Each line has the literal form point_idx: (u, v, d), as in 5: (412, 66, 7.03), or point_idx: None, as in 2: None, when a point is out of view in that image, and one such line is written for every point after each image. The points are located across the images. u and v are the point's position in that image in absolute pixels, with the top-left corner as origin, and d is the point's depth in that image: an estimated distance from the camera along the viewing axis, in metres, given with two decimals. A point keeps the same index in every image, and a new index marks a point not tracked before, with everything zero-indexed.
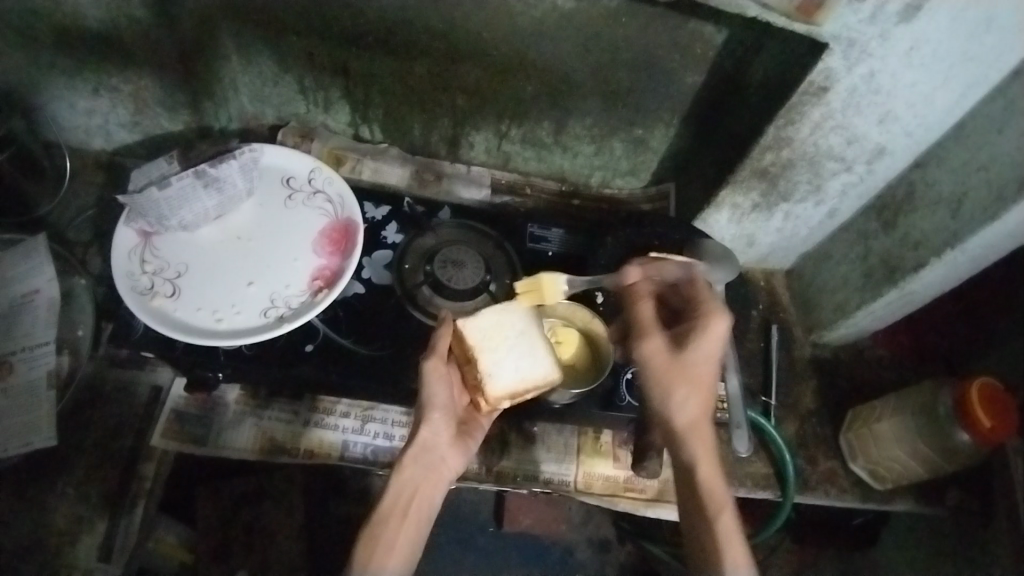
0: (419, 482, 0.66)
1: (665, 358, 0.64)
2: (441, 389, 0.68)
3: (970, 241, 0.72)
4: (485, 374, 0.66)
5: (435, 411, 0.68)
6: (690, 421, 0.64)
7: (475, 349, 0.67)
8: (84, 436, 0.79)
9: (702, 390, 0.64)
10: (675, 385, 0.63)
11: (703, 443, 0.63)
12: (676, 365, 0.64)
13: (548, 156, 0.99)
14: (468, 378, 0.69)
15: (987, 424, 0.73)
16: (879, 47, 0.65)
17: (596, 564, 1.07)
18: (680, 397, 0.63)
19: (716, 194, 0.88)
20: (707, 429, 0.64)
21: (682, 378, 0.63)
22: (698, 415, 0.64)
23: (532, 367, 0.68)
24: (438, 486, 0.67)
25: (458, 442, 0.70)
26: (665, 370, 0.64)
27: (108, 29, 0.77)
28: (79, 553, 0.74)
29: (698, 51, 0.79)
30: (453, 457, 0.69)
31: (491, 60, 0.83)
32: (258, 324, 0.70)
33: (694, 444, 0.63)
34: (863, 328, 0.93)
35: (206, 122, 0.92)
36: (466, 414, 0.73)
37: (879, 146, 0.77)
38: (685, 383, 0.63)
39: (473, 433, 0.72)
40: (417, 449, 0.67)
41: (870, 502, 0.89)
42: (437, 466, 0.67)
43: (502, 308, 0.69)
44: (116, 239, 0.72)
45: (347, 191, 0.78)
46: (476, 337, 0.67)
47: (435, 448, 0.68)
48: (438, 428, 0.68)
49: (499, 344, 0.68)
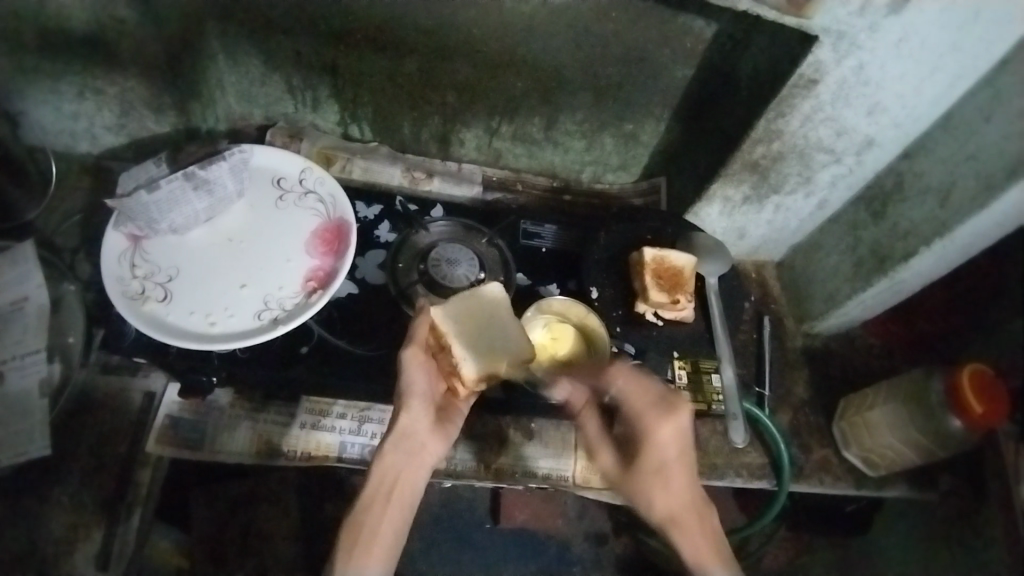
0: (401, 469, 0.64)
1: (614, 468, 0.69)
2: (421, 376, 0.66)
3: (959, 230, 0.72)
4: (460, 359, 0.66)
5: (414, 398, 0.66)
6: (673, 513, 0.64)
7: (448, 336, 0.66)
8: (78, 444, 0.78)
9: (673, 480, 0.64)
10: (642, 487, 0.65)
11: (692, 527, 0.64)
12: (652, 466, 0.65)
13: (540, 152, 0.99)
14: (443, 366, 0.68)
15: (980, 409, 0.74)
16: (868, 40, 0.66)
17: (593, 558, 1.08)
18: (655, 499, 0.64)
19: (708, 187, 0.88)
20: (692, 514, 0.64)
21: (644, 480, 0.65)
22: (675, 505, 0.64)
23: (506, 347, 0.68)
24: (421, 471, 0.65)
25: (439, 428, 0.68)
26: (620, 477, 0.68)
27: (92, 30, 0.76)
28: (75, 562, 0.74)
29: (688, 45, 0.80)
30: (435, 443, 0.67)
31: (481, 56, 0.83)
32: (252, 327, 0.69)
33: (682, 531, 0.64)
34: (853, 317, 0.94)
35: (193, 123, 0.91)
36: (445, 399, 0.70)
37: (868, 138, 0.78)
38: (653, 480, 0.65)
39: (453, 418, 0.69)
40: (396, 436, 0.65)
41: (863, 489, 0.91)
42: (419, 451, 0.65)
43: (468, 293, 0.69)
44: (105, 244, 0.71)
45: (338, 191, 0.78)
46: (446, 324, 0.67)
47: (415, 433, 0.66)
48: (418, 415, 0.66)
49: (471, 329, 0.68)
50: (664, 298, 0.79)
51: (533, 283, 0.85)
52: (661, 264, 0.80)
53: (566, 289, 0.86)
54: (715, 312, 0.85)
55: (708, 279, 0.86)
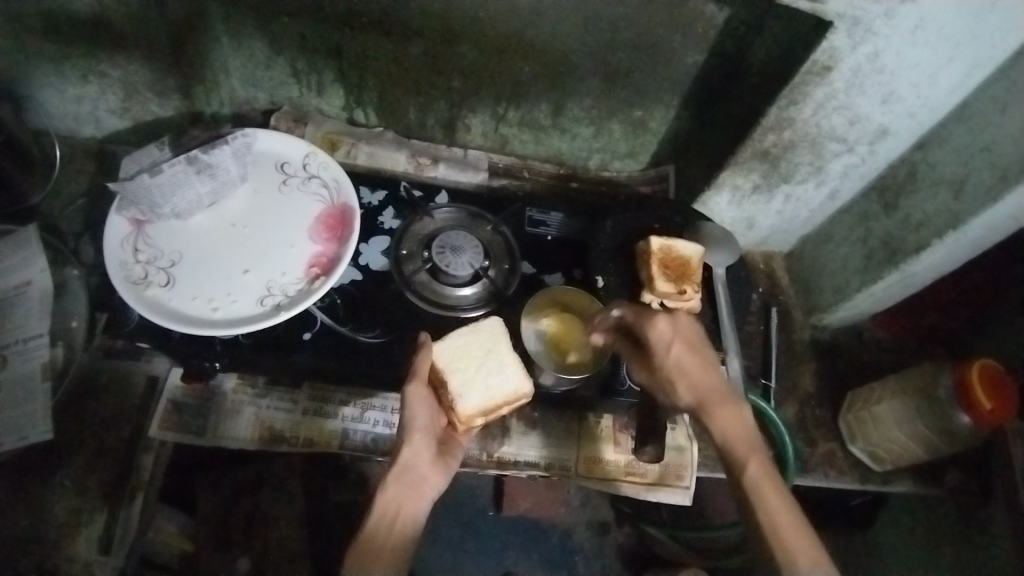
0: (403, 500, 0.63)
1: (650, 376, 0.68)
2: (422, 411, 0.67)
3: (972, 222, 0.71)
4: (456, 395, 0.68)
5: (416, 432, 0.66)
6: (696, 399, 0.63)
7: (445, 371, 0.69)
8: (81, 428, 0.78)
9: (688, 380, 0.64)
10: (664, 386, 0.66)
11: (716, 405, 0.62)
12: (669, 362, 0.65)
13: (546, 138, 0.97)
14: (443, 400, 0.70)
15: (988, 405, 0.73)
16: (883, 27, 0.64)
17: (596, 546, 1.08)
18: (672, 392, 0.65)
19: (716, 176, 0.87)
20: (715, 393, 0.62)
21: (664, 379, 0.65)
22: (696, 389, 0.63)
23: (501, 385, 0.69)
24: (422, 504, 0.64)
25: (439, 461, 0.68)
26: (653, 384, 0.67)
27: (95, 11, 0.75)
28: (78, 545, 0.74)
29: (699, 30, 0.78)
30: (435, 476, 0.67)
31: (488, 40, 0.81)
32: (255, 313, 0.69)
33: (710, 410, 0.62)
34: (862, 310, 0.92)
35: (197, 107, 0.90)
36: (444, 434, 0.72)
37: (882, 127, 0.76)
38: (668, 378, 0.65)
39: (453, 452, 0.70)
40: (398, 468, 0.64)
41: (869, 484, 0.90)
42: (419, 484, 0.65)
43: (469, 329, 0.71)
44: (107, 228, 0.70)
45: (342, 176, 0.77)
46: (444, 360, 0.69)
47: (416, 467, 0.65)
48: (420, 447, 0.66)
49: (468, 365, 0.69)
50: (671, 288, 0.77)
51: (539, 272, 0.84)
52: (668, 254, 0.78)
53: (571, 278, 0.85)
54: (722, 304, 0.83)
55: (715, 269, 0.85)
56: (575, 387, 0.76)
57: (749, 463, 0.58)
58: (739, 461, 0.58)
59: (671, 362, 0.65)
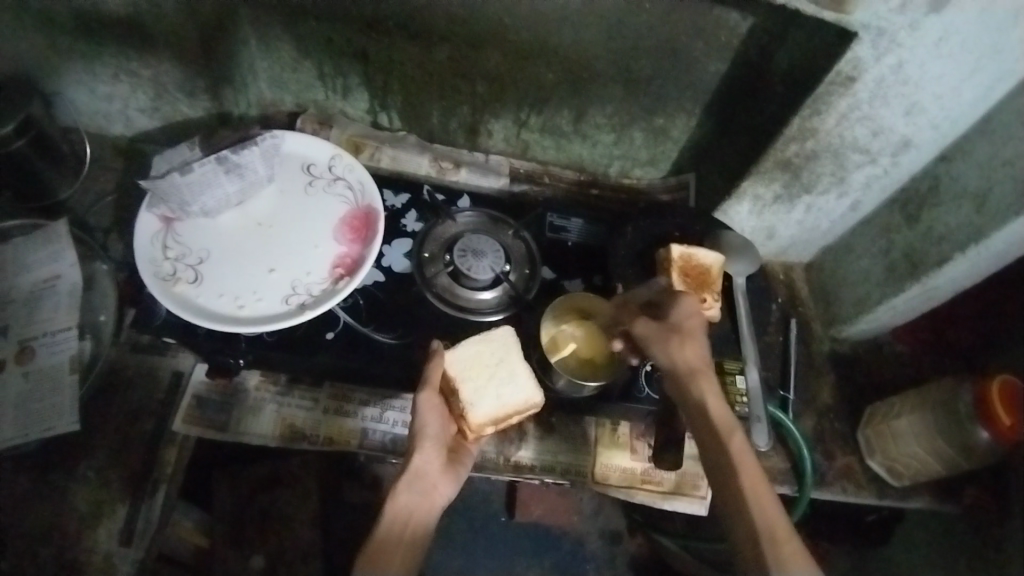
0: (414, 509, 0.63)
1: (655, 325, 0.69)
2: (433, 419, 0.68)
3: (995, 235, 0.71)
4: (468, 404, 0.68)
5: (427, 439, 0.67)
6: (693, 368, 0.66)
7: (457, 380, 0.69)
8: (105, 422, 0.80)
9: (700, 348, 0.67)
10: (670, 337, 0.67)
11: (711, 381, 0.66)
12: (688, 326, 0.68)
13: (568, 144, 0.98)
14: (454, 409, 0.70)
15: (1008, 421, 0.73)
16: (908, 38, 0.64)
17: (608, 556, 1.08)
18: (677, 346, 0.67)
19: (738, 185, 0.87)
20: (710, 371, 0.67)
21: (675, 331, 0.67)
22: (698, 356, 0.66)
23: (513, 395, 0.70)
24: (433, 512, 0.65)
25: (449, 469, 0.68)
26: (653, 334, 0.68)
27: (130, 11, 0.77)
28: (98, 537, 0.75)
29: (722, 39, 0.78)
30: (447, 484, 0.67)
31: (511, 47, 0.82)
32: (280, 311, 0.70)
33: (704, 382, 0.65)
34: (883, 322, 0.92)
35: (225, 108, 0.92)
36: (453, 442, 0.71)
37: (905, 138, 0.76)
38: (679, 334, 0.67)
39: (463, 460, 0.70)
40: (410, 476, 0.65)
41: (887, 498, 0.89)
42: (431, 492, 0.65)
43: (480, 337, 0.71)
44: (138, 225, 0.72)
45: (367, 178, 0.78)
46: (456, 368, 0.69)
47: (428, 474, 0.66)
48: (431, 455, 0.66)
49: (480, 375, 0.70)
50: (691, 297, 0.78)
51: (558, 277, 0.85)
52: (688, 262, 0.78)
53: (590, 284, 0.85)
54: (741, 314, 0.83)
55: (735, 279, 0.85)
56: (594, 395, 0.77)
57: (734, 435, 0.62)
58: (725, 434, 0.62)
59: (694, 330, 0.68)
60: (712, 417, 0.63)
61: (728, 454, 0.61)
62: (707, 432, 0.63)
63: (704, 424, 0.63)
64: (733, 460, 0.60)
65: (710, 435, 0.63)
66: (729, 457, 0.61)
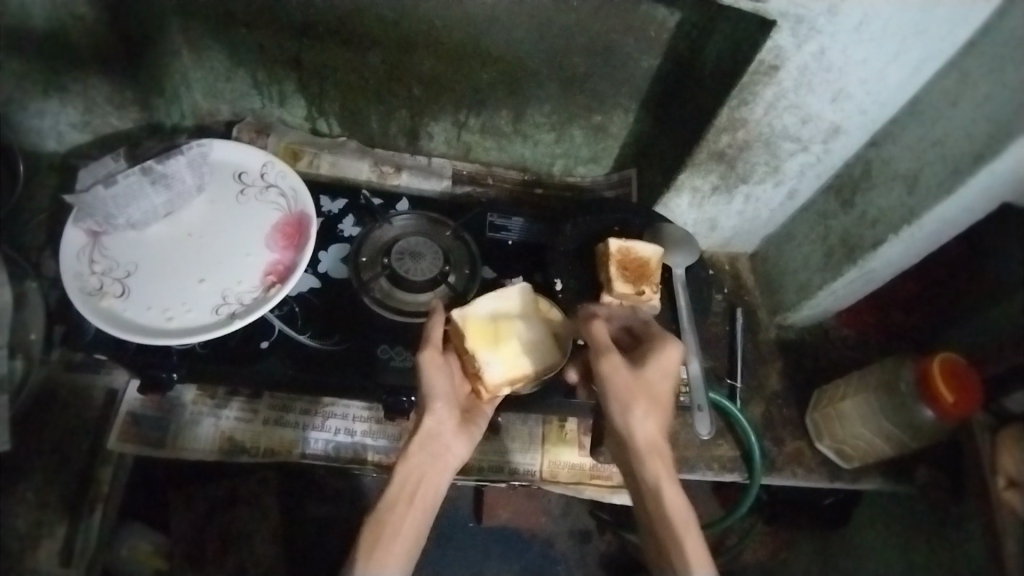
0: (425, 470, 0.67)
1: (627, 375, 0.65)
2: (441, 378, 0.70)
3: (927, 216, 0.72)
4: (484, 363, 0.71)
5: (439, 401, 0.69)
6: (649, 442, 0.65)
7: (471, 340, 0.71)
8: (40, 441, 0.79)
9: (662, 407, 0.66)
10: (636, 401, 0.65)
11: (664, 462, 0.64)
12: (652, 384, 0.66)
13: (509, 145, 0.98)
14: (468, 367, 0.72)
15: (951, 399, 0.73)
16: (827, 24, 0.65)
17: (576, 554, 1.07)
18: (641, 415, 0.65)
19: (676, 178, 0.88)
20: (665, 449, 0.65)
21: (645, 395, 0.65)
22: (656, 431, 0.65)
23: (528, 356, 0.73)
24: (444, 472, 0.68)
25: (463, 430, 0.72)
26: (625, 385, 0.65)
27: (52, 27, 0.76)
28: (38, 559, 0.75)
29: (652, 34, 0.79)
30: (459, 445, 0.70)
31: (446, 48, 0.82)
32: (209, 321, 0.69)
33: (659, 460, 0.64)
34: (827, 307, 0.93)
35: (156, 119, 0.91)
36: (469, 401, 0.74)
37: (834, 125, 0.77)
38: (644, 395, 0.65)
39: (477, 420, 0.73)
40: (422, 437, 0.68)
41: (838, 481, 0.91)
42: (443, 453, 0.69)
43: (497, 296, 0.75)
44: (63, 240, 0.71)
45: (300, 184, 0.77)
46: (471, 328, 0.72)
47: (441, 435, 0.69)
48: (442, 416, 0.69)
49: (494, 333, 0.73)
50: (630, 289, 0.77)
51: (499, 277, 0.85)
52: (626, 256, 0.79)
53: (531, 281, 0.85)
54: (682, 302, 0.83)
55: (674, 271, 0.84)
56: (533, 392, 0.77)
57: (690, 526, 0.61)
58: (679, 526, 0.61)
59: (656, 388, 0.66)
60: (665, 503, 0.62)
61: (678, 546, 0.60)
62: (658, 510, 0.62)
63: (656, 509, 0.62)
64: (684, 552, 0.59)
65: (660, 508, 0.62)
66: (681, 548, 0.59)
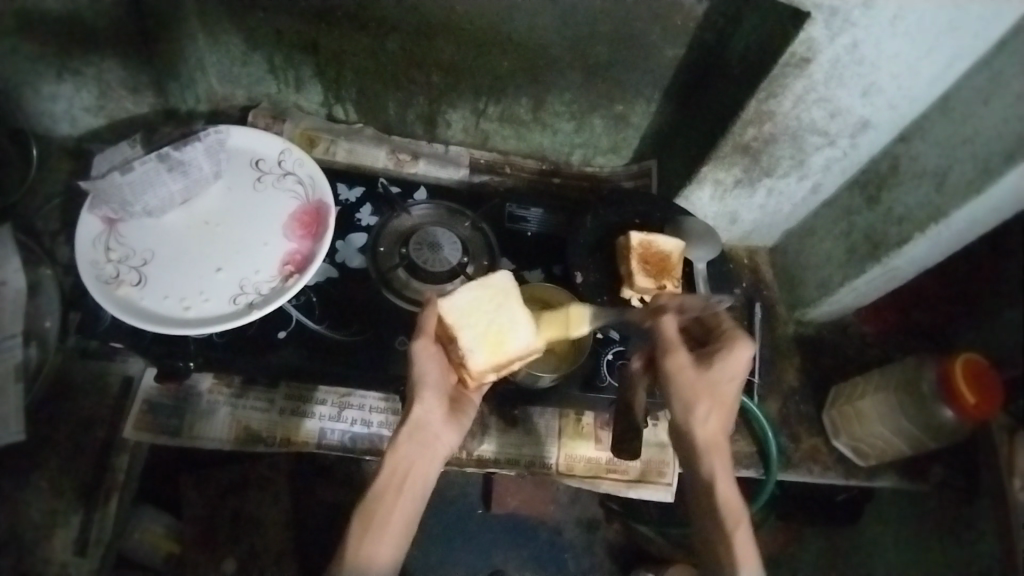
0: (415, 460, 0.66)
1: (693, 374, 0.64)
2: (432, 366, 0.68)
3: (955, 215, 0.70)
4: (467, 351, 0.66)
5: (426, 388, 0.68)
6: (710, 440, 0.64)
7: (454, 327, 0.67)
8: (56, 429, 0.79)
9: (724, 405, 0.64)
10: (700, 400, 0.63)
11: (722, 459, 0.64)
12: (715, 382, 0.64)
13: (528, 133, 0.96)
14: (453, 356, 0.69)
15: (971, 400, 0.74)
16: (862, 17, 0.63)
17: (584, 543, 1.07)
18: (701, 414, 0.64)
19: (698, 170, 0.86)
20: (725, 447, 0.65)
21: (708, 394, 0.63)
22: (717, 428, 0.64)
23: (515, 341, 0.67)
24: (433, 462, 0.67)
25: (452, 419, 0.70)
26: (688, 382, 0.64)
27: (66, 9, 0.74)
28: (53, 547, 0.75)
29: (678, 23, 0.77)
30: (448, 434, 0.69)
31: (466, 35, 0.81)
32: (228, 311, 0.68)
33: (718, 459, 0.63)
34: (846, 304, 0.92)
35: (171, 103, 0.89)
36: (456, 391, 0.72)
37: (862, 120, 0.76)
38: (709, 395, 0.64)
39: (465, 409, 0.72)
40: (410, 428, 0.67)
41: (854, 479, 0.90)
42: (431, 443, 0.68)
43: (479, 283, 0.68)
44: (79, 227, 0.70)
45: (317, 172, 0.76)
46: (453, 314, 0.67)
47: (429, 424, 0.68)
48: (431, 406, 0.68)
49: (478, 320, 0.67)
50: (650, 284, 0.76)
51: (518, 269, 0.84)
52: (648, 249, 0.77)
53: (551, 273, 0.84)
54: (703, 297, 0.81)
55: (696, 264, 0.83)
56: (553, 384, 0.77)
57: (741, 525, 0.61)
58: (731, 524, 0.61)
59: (722, 389, 0.64)
60: (718, 498, 0.62)
61: (728, 543, 0.60)
62: (711, 505, 0.62)
63: (707, 503, 0.62)
64: (733, 547, 0.60)
65: (710, 499, 0.62)
66: (727, 543, 0.60)
